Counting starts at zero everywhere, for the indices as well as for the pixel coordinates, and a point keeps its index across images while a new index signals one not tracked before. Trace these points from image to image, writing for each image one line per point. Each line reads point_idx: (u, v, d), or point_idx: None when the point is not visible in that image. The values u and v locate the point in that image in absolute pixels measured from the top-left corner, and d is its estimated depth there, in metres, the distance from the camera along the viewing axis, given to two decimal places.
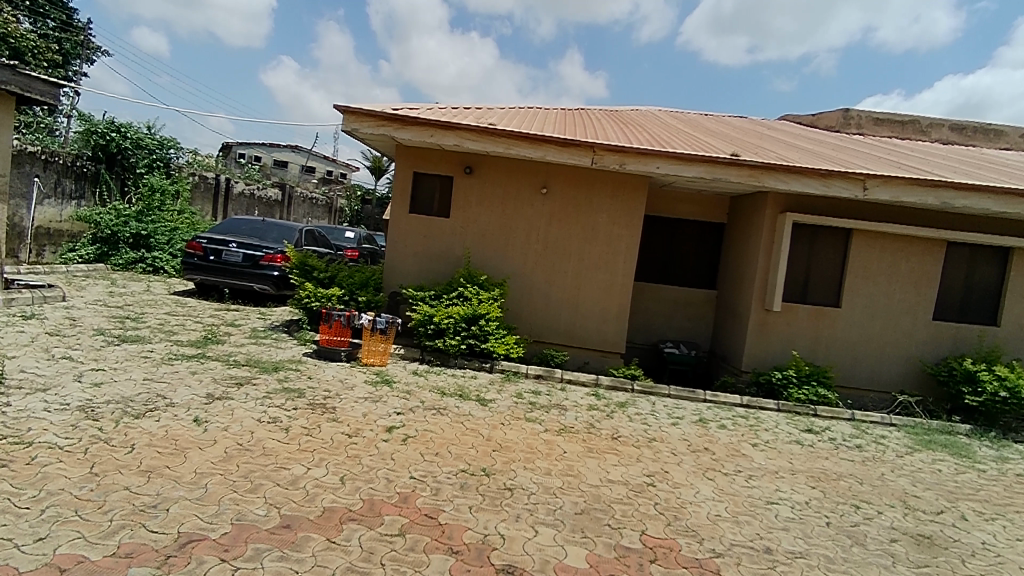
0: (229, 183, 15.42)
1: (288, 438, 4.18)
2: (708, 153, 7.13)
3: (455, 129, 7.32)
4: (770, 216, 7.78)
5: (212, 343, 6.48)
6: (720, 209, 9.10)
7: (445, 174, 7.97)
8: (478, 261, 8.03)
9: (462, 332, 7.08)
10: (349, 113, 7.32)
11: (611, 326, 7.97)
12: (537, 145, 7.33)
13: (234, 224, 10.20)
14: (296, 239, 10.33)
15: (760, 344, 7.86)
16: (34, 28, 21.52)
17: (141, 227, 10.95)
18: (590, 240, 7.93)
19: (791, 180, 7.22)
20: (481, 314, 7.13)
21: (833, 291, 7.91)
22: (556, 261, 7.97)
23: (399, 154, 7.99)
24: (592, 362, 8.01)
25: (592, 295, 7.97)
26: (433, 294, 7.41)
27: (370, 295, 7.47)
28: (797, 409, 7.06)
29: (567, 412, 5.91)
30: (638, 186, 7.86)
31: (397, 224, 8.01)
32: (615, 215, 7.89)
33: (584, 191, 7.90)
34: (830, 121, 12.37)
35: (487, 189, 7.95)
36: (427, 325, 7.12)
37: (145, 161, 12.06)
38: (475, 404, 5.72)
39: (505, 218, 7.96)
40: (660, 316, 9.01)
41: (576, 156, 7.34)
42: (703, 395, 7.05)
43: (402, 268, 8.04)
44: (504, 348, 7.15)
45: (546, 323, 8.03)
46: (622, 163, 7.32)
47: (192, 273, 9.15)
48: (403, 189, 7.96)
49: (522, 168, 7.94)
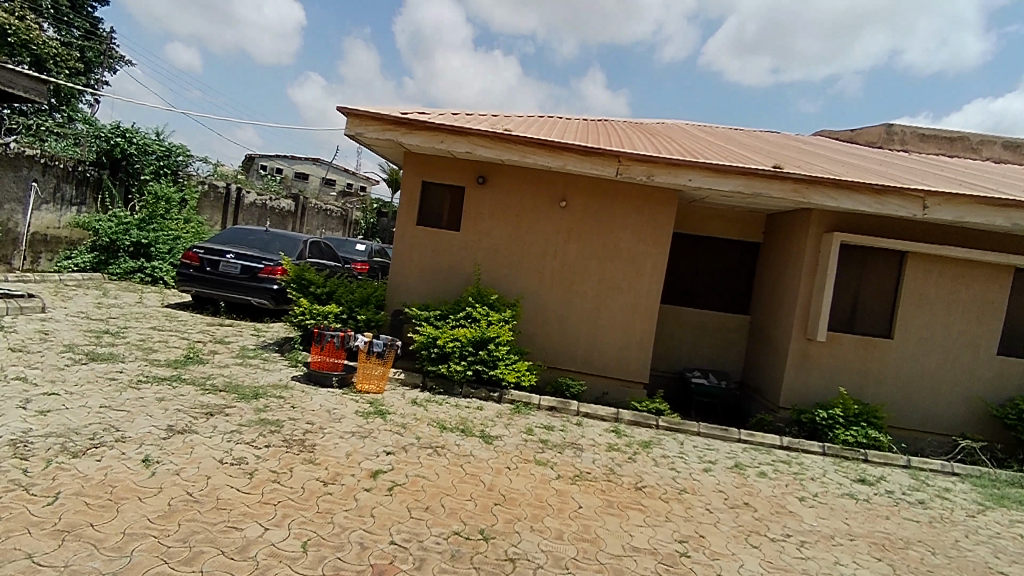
0: (240, 193, 15.04)
1: (249, 486, 3.52)
2: (747, 164, 6.42)
3: (467, 134, 6.71)
4: (814, 235, 7.03)
5: (192, 363, 5.88)
6: (754, 227, 8.36)
7: (456, 184, 7.35)
8: (489, 278, 7.36)
9: (468, 357, 6.41)
10: (352, 116, 6.75)
11: (634, 354, 7.23)
12: (557, 154, 6.68)
13: (235, 234, 9.67)
14: (300, 251, 9.78)
15: (800, 378, 7.06)
16: (59, 37, 21.60)
17: (142, 236, 10.58)
18: (612, 258, 7.24)
19: (840, 196, 6.46)
20: (490, 338, 6.46)
21: (883, 320, 7.09)
22: (575, 281, 7.28)
23: (407, 161, 7.39)
24: (612, 393, 7.26)
25: (613, 319, 7.25)
26: (438, 314, 6.76)
27: (371, 314, 6.85)
28: (845, 453, 6.24)
29: (583, 453, 5.17)
30: (666, 200, 7.16)
31: (402, 237, 7.39)
32: (640, 232, 7.19)
33: (606, 205, 7.22)
34: (872, 137, 11.59)
35: (501, 200, 7.31)
36: (431, 348, 6.46)
37: (151, 168, 11.69)
38: (478, 442, 5.01)
39: (519, 232, 7.31)
40: (687, 343, 8.24)
41: (599, 167, 6.68)
42: (737, 435, 6.29)
43: (407, 284, 7.40)
44: (515, 376, 6.44)
45: (562, 348, 7.32)
46: (650, 174, 6.63)
47: (187, 285, 8.64)
48: (411, 199, 7.36)
49: (540, 178, 7.29)
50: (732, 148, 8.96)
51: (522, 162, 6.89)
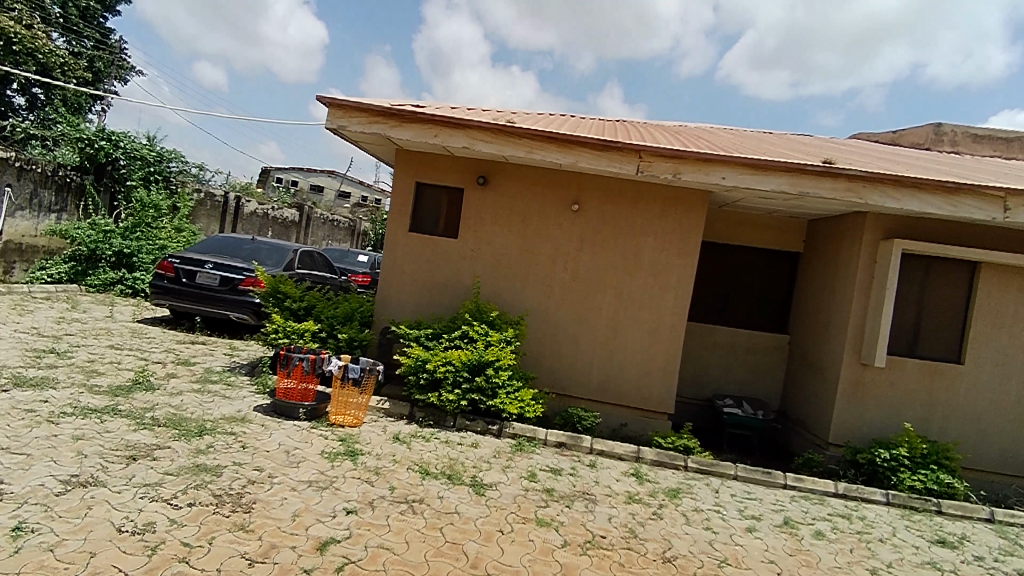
0: (239, 202, 14.39)
1: (142, 570, 2.62)
2: (793, 160, 5.46)
3: (466, 127, 5.82)
4: (868, 244, 6.06)
5: (138, 390, 5.03)
6: (793, 235, 7.40)
7: (454, 185, 6.49)
8: (490, 292, 6.45)
9: (463, 384, 5.50)
10: (334, 106, 5.85)
11: (657, 380, 6.26)
12: (568, 150, 5.77)
13: (218, 242, 8.87)
14: (289, 260, 8.98)
15: (853, 410, 6.06)
16: (68, 47, 21.36)
17: (124, 245, 9.90)
18: (632, 271, 6.29)
19: (903, 197, 5.47)
20: (489, 362, 5.54)
21: (952, 343, 6.04)
22: (589, 295, 6.34)
23: (399, 159, 6.53)
24: (630, 425, 6.28)
25: (633, 341, 6.29)
26: (429, 333, 5.86)
27: (354, 332, 5.99)
28: (914, 503, 5.19)
29: (597, 508, 4.19)
30: (694, 203, 6.22)
31: (394, 244, 6.52)
32: (663, 239, 6.25)
33: (625, 208, 6.30)
34: (918, 138, 10.53)
35: (504, 203, 6.42)
36: (419, 374, 5.55)
37: (140, 173, 11.12)
38: (466, 494, 4.06)
39: (525, 240, 6.41)
40: (718, 366, 7.25)
41: (618, 164, 5.76)
42: (783, 480, 5.27)
43: (398, 298, 6.52)
44: (518, 407, 5.50)
45: (573, 373, 6.36)
46: (676, 172, 5.70)
47: (161, 298, 7.86)
48: (402, 202, 6.49)
49: (549, 178, 6.39)
50: (766, 149, 8.02)
51: (528, 159, 6.00)
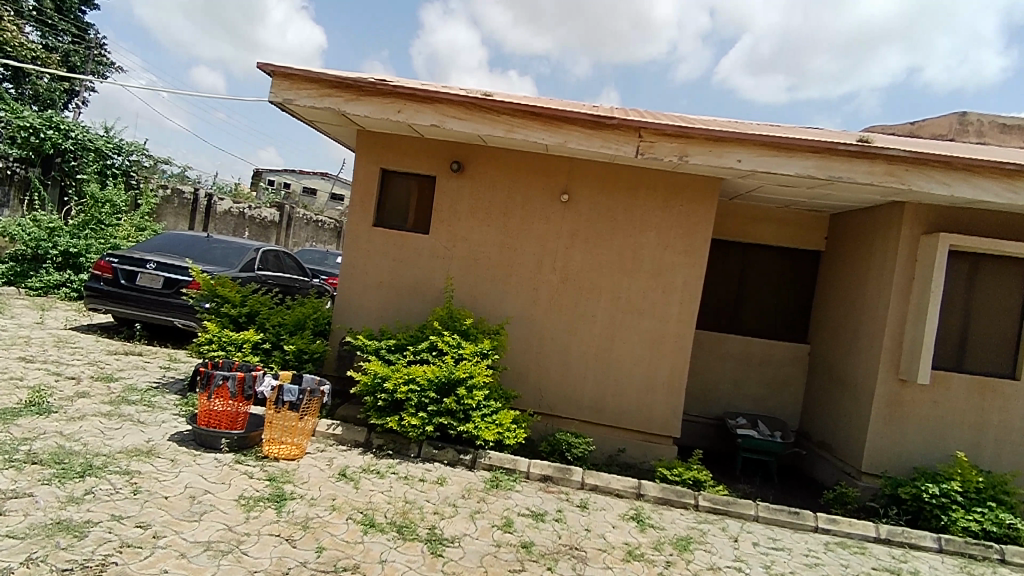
0: (211, 200, 13.48)
1: None
2: (824, 139, 4.57)
3: (435, 101, 4.90)
4: (906, 240, 5.19)
5: (27, 416, 4.11)
6: (813, 230, 6.52)
7: (425, 172, 5.59)
8: (466, 296, 5.55)
9: (429, 406, 4.58)
10: (279, 76, 4.92)
11: (659, 398, 5.37)
12: (555, 128, 4.88)
13: (168, 239, 7.88)
14: (250, 259, 7.89)
15: (889, 434, 5.21)
16: (42, 42, 20.47)
17: (71, 244, 9.00)
18: (631, 271, 5.41)
19: (954, 182, 4.60)
20: (460, 380, 4.62)
21: (1005, 355, 5.17)
22: (581, 300, 5.45)
23: (360, 141, 5.61)
24: (630, 450, 5.39)
25: (632, 353, 5.40)
26: (391, 345, 4.96)
27: (305, 343, 5.09)
28: (973, 551, 4.29)
29: (587, 570, 3.27)
30: (702, 193, 5.34)
31: (355, 241, 5.61)
32: (667, 235, 5.37)
33: (622, 200, 5.42)
34: (941, 128, 9.64)
35: (482, 194, 5.53)
36: (377, 395, 4.64)
37: (95, 167, 10.37)
38: (418, 555, 3.15)
39: (507, 236, 5.51)
40: (728, 380, 6.40)
41: (615, 144, 4.85)
42: (814, 522, 4.38)
43: (359, 304, 5.61)
44: (496, 433, 4.60)
45: (563, 390, 5.46)
46: (683, 154, 4.81)
47: (96, 303, 6.95)
48: (365, 192, 5.60)
49: (535, 163, 5.49)
50: None
51: (508, 140, 5.08)
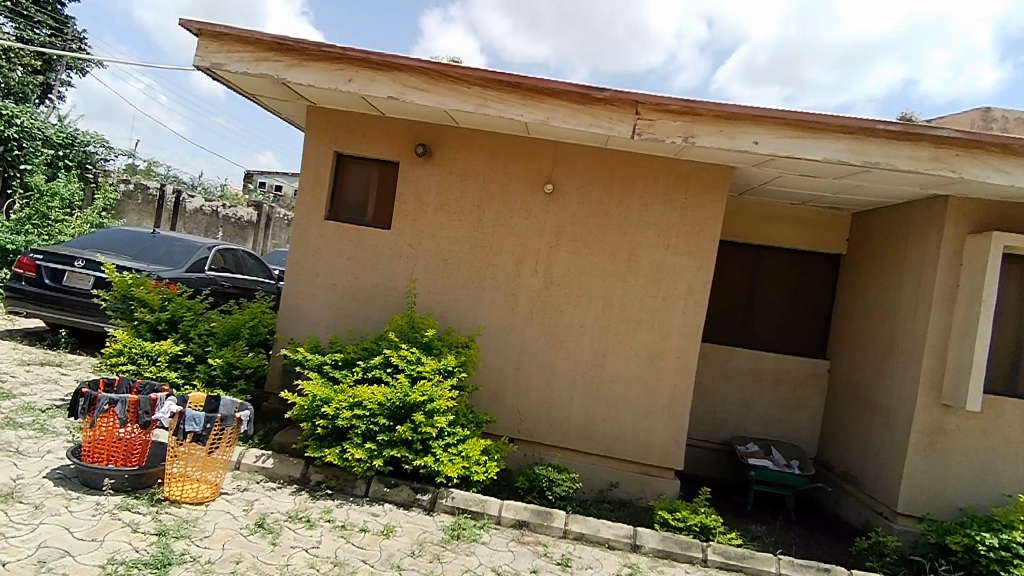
0: (180, 197, 12.62)
1: None
2: (859, 116, 3.78)
3: (393, 69, 4.09)
4: (950, 241, 4.41)
5: None
6: (834, 230, 5.73)
7: (387, 157, 4.78)
8: (433, 302, 4.74)
9: (379, 436, 3.76)
10: (207, 36, 4.12)
11: (659, 424, 4.56)
12: (537, 102, 4.06)
13: (109, 235, 7.04)
14: (200, 258, 7.06)
15: (929, 469, 4.42)
16: (16, 33, 19.62)
17: (9, 241, 8.15)
18: (626, 275, 4.61)
19: (1014, 170, 3.82)
20: (417, 404, 3.79)
21: None
22: (567, 307, 4.64)
23: (311, 120, 4.79)
24: (623, 485, 4.58)
25: (628, 370, 4.59)
26: (338, 360, 4.14)
27: (235, 356, 4.27)
28: None
29: None
30: (710, 183, 4.54)
31: (304, 237, 4.79)
32: (669, 232, 4.58)
33: (616, 190, 4.62)
34: None
35: (453, 183, 4.72)
36: (316, 421, 3.80)
37: (45, 158, 9.56)
38: None
39: (481, 232, 4.71)
40: (736, 400, 5.62)
41: (607, 122, 4.04)
42: None
43: (307, 311, 4.78)
44: (461, 469, 3.78)
45: (546, 413, 4.64)
46: (689, 134, 4.00)
47: (17, 305, 6.10)
48: (317, 179, 4.79)
49: (515, 148, 4.68)
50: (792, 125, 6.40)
51: (481, 117, 4.27)
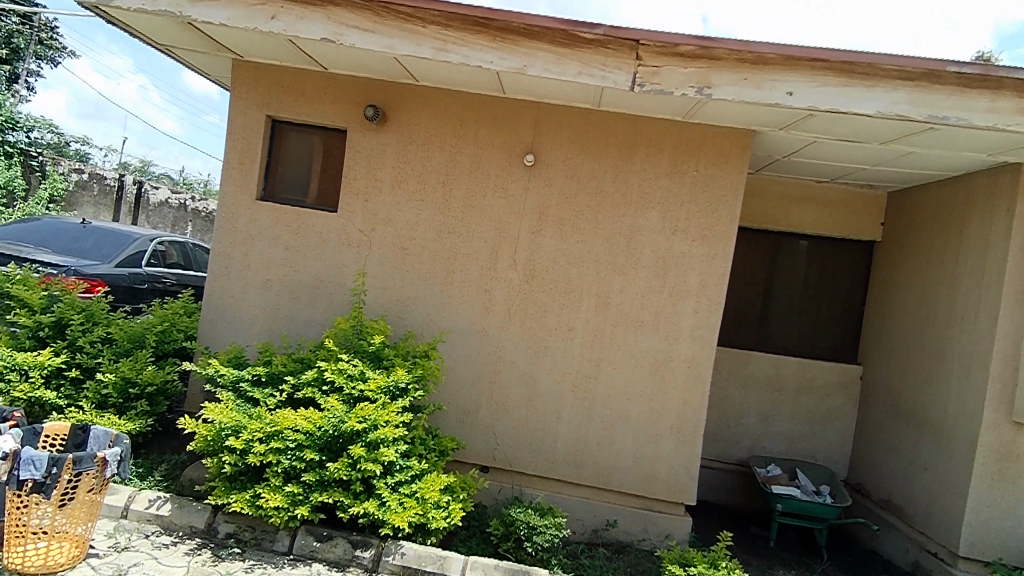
0: (142, 189, 11.69)
1: None
2: (925, 57, 2.93)
3: (327, 2, 3.19)
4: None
5: None
6: (867, 213, 4.88)
7: (331, 123, 3.90)
8: (387, 301, 3.87)
9: (304, 476, 2.89)
10: None
11: (664, 448, 3.71)
12: (511, 44, 3.19)
13: (31, 226, 6.12)
14: (136, 252, 6.16)
15: (999, 501, 3.58)
16: None
17: None
18: (624, 267, 3.75)
19: None
20: (354, 435, 2.92)
21: None
22: (552, 305, 3.78)
23: (237, 78, 3.90)
24: (622, 524, 3.73)
25: (627, 382, 3.74)
26: (260, 375, 3.27)
27: (134, 369, 3.40)
28: None
29: None
30: (725, 152, 3.69)
31: (229, 221, 3.91)
32: (676, 212, 3.72)
33: (611, 161, 3.75)
34: None
35: (412, 154, 3.85)
36: (222, 458, 2.93)
37: None
38: None
39: (447, 213, 3.84)
40: (755, 413, 4.78)
41: (600, 69, 3.17)
42: None
43: (235, 312, 3.91)
44: (413, 517, 2.90)
45: (526, 436, 3.78)
46: (704, 83, 3.14)
47: None
48: (246, 151, 3.91)
49: (487, 110, 3.81)
50: None
51: (441, 66, 3.39)
